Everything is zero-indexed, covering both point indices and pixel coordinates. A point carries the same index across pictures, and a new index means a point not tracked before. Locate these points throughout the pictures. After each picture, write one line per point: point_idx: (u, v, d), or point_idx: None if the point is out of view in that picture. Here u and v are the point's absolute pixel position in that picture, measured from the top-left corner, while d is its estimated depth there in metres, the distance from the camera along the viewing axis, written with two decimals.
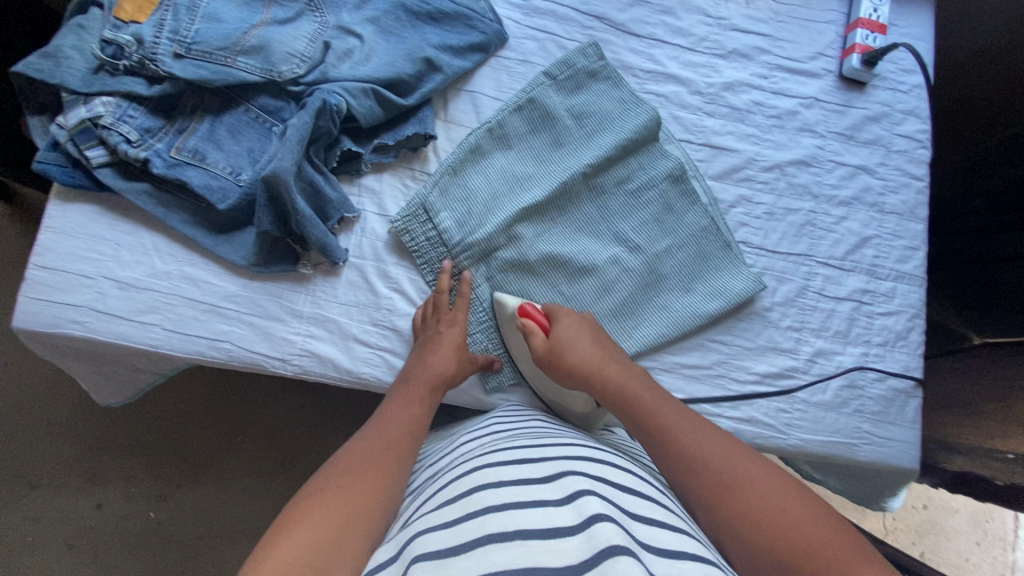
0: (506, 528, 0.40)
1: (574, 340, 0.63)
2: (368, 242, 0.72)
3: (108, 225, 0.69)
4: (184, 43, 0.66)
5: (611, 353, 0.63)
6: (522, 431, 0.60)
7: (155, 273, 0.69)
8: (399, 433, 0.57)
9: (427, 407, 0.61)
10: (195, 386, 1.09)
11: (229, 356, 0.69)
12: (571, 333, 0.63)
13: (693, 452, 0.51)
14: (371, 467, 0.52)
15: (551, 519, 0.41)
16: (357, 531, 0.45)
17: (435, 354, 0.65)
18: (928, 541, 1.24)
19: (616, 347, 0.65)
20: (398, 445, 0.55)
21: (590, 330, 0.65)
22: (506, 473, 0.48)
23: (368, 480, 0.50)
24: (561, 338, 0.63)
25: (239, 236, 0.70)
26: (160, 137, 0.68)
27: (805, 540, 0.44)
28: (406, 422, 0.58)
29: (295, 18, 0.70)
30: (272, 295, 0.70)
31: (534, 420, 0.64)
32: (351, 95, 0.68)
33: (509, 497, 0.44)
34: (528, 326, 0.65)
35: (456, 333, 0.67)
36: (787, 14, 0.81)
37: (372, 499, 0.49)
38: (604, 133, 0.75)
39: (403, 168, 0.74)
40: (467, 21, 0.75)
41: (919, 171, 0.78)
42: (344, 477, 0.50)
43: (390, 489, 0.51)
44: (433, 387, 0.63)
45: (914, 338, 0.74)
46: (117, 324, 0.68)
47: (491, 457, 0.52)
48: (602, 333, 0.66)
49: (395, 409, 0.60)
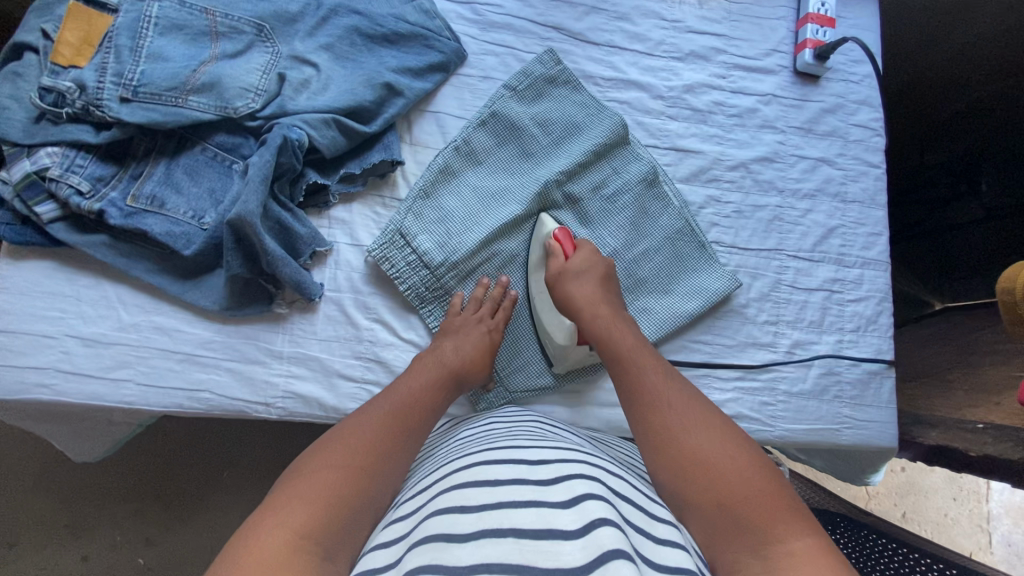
0: (500, 525, 0.41)
1: (583, 273, 0.67)
2: (343, 274, 0.71)
3: (66, 280, 0.67)
4: (130, 86, 0.63)
5: (609, 300, 0.66)
6: (521, 429, 0.61)
7: (122, 326, 0.67)
8: (415, 415, 0.57)
9: (444, 392, 0.62)
10: (173, 426, 1.06)
11: (209, 405, 0.67)
12: (585, 267, 0.67)
13: (658, 397, 0.56)
14: (384, 448, 0.52)
15: (547, 517, 0.42)
16: (360, 514, 0.46)
17: (470, 351, 0.65)
18: (908, 501, 1.30)
19: (619, 296, 0.69)
20: (403, 423, 0.56)
21: (601, 273, 0.68)
22: (505, 469, 0.50)
23: (379, 462, 0.51)
24: (571, 269, 0.67)
25: (207, 279, 0.68)
26: (113, 185, 0.65)
27: (730, 488, 0.47)
28: (426, 404, 0.59)
29: (246, 50, 0.68)
30: (247, 338, 0.68)
31: (535, 421, 0.65)
32: (312, 127, 0.66)
33: (505, 494, 0.45)
34: (552, 248, 0.70)
35: (493, 338, 0.68)
36: (739, 13, 0.82)
37: (375, 477, 0.49)
38: (570, 141, 0.76)
39: (373, 196, 0.73)
40: (425, 41, 0.74)
41: (876, 159, 0.80)
42: (359, 455, 0.50)
43: (397, 474, 0.52)
44: (452, 377, 0.63)
45: (884, 321, 0.77)
46: (87, 382, 0.65)
47: (492, 453, 0.54)
48: (610, 280, 0.68)
49: (410, 383, 0.61)
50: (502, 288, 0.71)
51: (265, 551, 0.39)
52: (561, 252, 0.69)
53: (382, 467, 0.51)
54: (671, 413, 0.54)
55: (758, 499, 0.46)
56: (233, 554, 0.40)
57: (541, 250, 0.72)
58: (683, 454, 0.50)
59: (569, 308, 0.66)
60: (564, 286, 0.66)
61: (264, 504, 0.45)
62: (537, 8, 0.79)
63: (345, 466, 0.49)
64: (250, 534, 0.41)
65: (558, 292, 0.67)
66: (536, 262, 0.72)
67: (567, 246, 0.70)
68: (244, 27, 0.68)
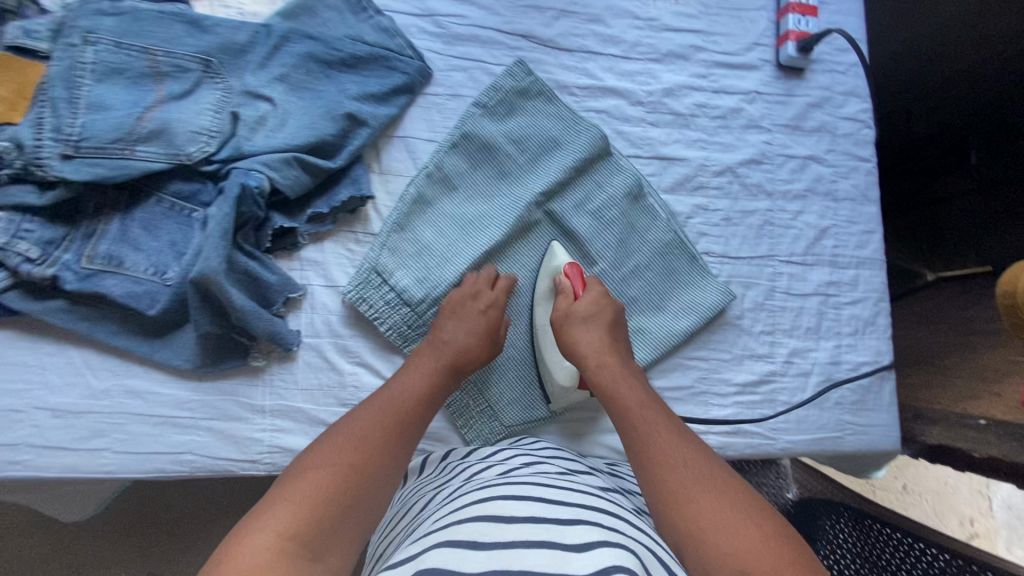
0: (510, 565, 0.39)
1: (591, 318, 0.63)
2: (320, 318, 0.67)
3: (28, 349, 0.63)
4: (70, 141, 0.58)
5: (616, 348, 0.63)
6: (537, 466, 0.59)
7: (93, 393, 0.63)
8: (411, 414, 0.56)
9: (437, 389, 0.59)
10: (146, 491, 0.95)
11: (193, 467, 0.64)
12: (593, 310, 0.64)
13: (668, 453, 0.52)
14: (377, 448, 0.51)
15: (559, 561, 0.40)
16: (352, 515, 0.46)
17: (465, 333, 0.62)
18: (907, 472, 1.31)
19: (626, 345, 0.65)
20: (399, 421, 0.54)
21: (609, 318, 0.65)
22: (519, 508, 0.47)
23: (370, 462, 0.50)
24: (577, 312, 0.64)
25: (178, 337, 0.64)
26: (66, 247, 0.61)
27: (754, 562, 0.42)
28: (419, 401, 0.57)
29: (194, 89, 0.63)
30: (225, 394, 0.65)
31: (551, 458, 0.62)
32: (273, 169, 0.62)
33: (519, 534, 0.43)
34: (562, 288, 0.67)
35: (490, 317, 0.64)
36: (717, 5, 0.78)
37: (370, 475, 0.49)
38: (549, 157, 0.73)
39: (345, 232, 0.69)
40: (386, 63, 0.69)
41: (866, 152, 0.77)
42: (347, 455, 0.49)
43: (389, 474, 0.51)
44: (449, 368, 0.61)
45: (881, 321, 0.75)
46: (60, 455, 0.62)
47: (504, 489, 0.51)
48: (618, 327, 0.65)
49: (407, 379, 0.59)
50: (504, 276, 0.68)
51: (251, 550, 0.39)
52: (570, 291, 0.67)
53: (378, 468, 0.50)
54: (682, 471, 0.50)
55: (783, 572, 0.41)
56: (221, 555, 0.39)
57: (552, 284, 0.69)
58: (697, 522, 0.46)
59: (571, 355, 0.63)
60: (570, 328, 0.63)
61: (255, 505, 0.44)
62: (503, 16, 0.74)
63: (339, 465, 0.48)
64: (241, 533, 0.41)
65: (565, 335, 0.64)
66: (545, 296, 0.70)
67: (577, 284, 0.67)
68: (190, 65, 0.63)
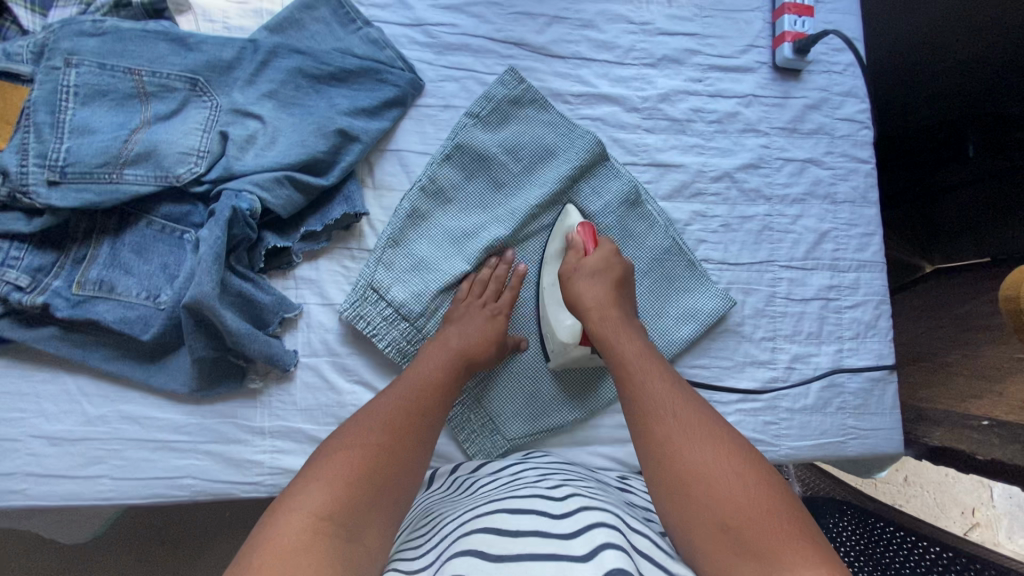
0: None
1: (597, 273, 0.63)
2: (317, 336, 0.67)
3: (23, 377, 0.62)
4: (56, 167, 0.57)
5: (618, 301, 0.62)
6: (543, 478, 0.58)
7: (89, 420, 0.63)
8: (435, 398, 0.57)
9: (457, 378, 0.60)
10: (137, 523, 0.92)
11: (194, 491, 0.64)
12: (598, 266, 0.64)
13: (659, 406, 0.51)
14: (404, 430, 0.52)
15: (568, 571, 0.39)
16: (385, 497, 0.47)
17: (477, 335, 0.62)
18: (908, 465, 1.25)
19: (630, 302, 0.64)
20: (423, 404, 0.55)
21: (614, 275, 0.64)
22: (526, 520, 0.47)
23: (397, 442, 0.51)
24: (582, 267, 0.64)
25: (172, 360, 0.64)
26: (56, 273, 0.60)
27: (734, 511, 0.43)
28: (441, 386, 0.58)
29: (180, 109, 0.62)
30: (224, 416, 0.65)
31: (555, 470, 0.61)
32: (263, 189, 0.61)
33: (527, 546, 0.43)
34: (572, 242, 0.66)
35: (498, 321, 0.64)
36: (711, 7, 0.77)
37: (398, 455, 0.50)
38: (544, 166, 0.71)
39: (339, 249, 0.68)
40: (376, 76, 0.68)
41: (865, 153, 0.77)
42: (376, 436, 0.50)
43: (418, 457, 0.52)
44: (463, 360, 0.61)
45: (883, 324, 0.74)
46: (59, 483, 0.62)
47: (508, 501, 0.51)
48: (621, 283, 0.64)
49: (427, 366, 0.59)
50: (519, 275, 0.68)
51: (287, 533, 0.40)
52: (582, 247, 0.66)
53: (407, 450, 0.51)
54: (672, 420, 0.50)
55: (767, 527, 0.41)
56: (258, 539, 0.41)
57: (563, 243, 0.69)
58: (684, 475, 0.46)
59: (575, 308, 0.62)
60: (573, 282, 0.63)
61: (285, 491, 0.45)
62: (495, 24, 0.73)
63: (367, 446, 0.49)
64: (276, 517, 0.42)
65: (568, 290, 0.63)
66: (555, 254, 0.69)
67: (588, 242, 0.66)
68: (175, 84, 0.62)
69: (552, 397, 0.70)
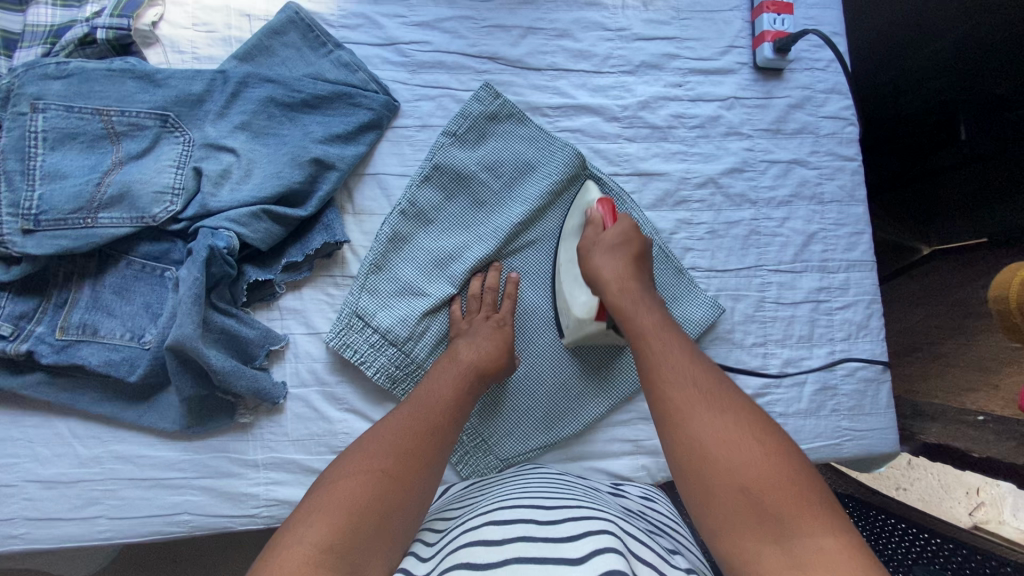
0: None
1: (618, 247, 0.61)
2: (305, 366, 0.66)
3: (14, 423, 0.63)
4: (30, 215, 0.56)
5: (636, 272, 0.60)
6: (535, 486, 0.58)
7: (81, 461, 0.63)
8: (444, 416, 0.55)
9: (468, 390, 0.59)
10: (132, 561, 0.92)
11: (190, 527, 0.64)
12: (620, 240, 0.61)
13: (674, 372, 0.49)
14: (412, 450, 0.51)
15: None
16: (390, 521, 0.46)
17: (488, 345, 0.62)
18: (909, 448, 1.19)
19: (651, 279, 0.61)
20: (435, 424, 0.54)
21: (633, 246, 0.61)
22: (516, 526, 0.47)
23: (405, 467, 0.49)
24: (603, 242, 0.62)
25: (162, 399, 0.64)
26: (38, 319, 0.60)
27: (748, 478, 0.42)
28: (450, 403, 0.56)
29: (153, 146, 0.61)
30: (217, 451, 0.65)
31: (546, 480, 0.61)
32: (241, 225, 0.61)
33: (518, 551, 0.43)
34: (595, 218, 0.64)
35: (505, 331, 0.64)
36: (688, 9, 0.75)
37: (405, 479, 0.48)
38: (524, 181, 0.71)
39: (322, 277, 0.68)
40: (350, 100, 0.67)
41: (851, 150, 0.75)
42: (382, 459, 0.49)
43: (426, 479, 0.50)
44: (475, 374, 0.60)
45: (875, 324, 0.74)
46: (57, 525, 0.62)
47: (500, 510, 0.51)
48: (642, 257, 0.61)
49: (440, 385, 0.58)
50: (512, 283, 0.67)
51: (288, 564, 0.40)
52: (600, 222, 0.64)
53: (411, 470, 0.49)
54: (683, 386, 0.48)
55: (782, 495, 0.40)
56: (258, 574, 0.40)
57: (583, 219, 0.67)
58: (703, 440, 0.44)
59: (593, 281, 0.60)
60: (592, 254, 0.62)
61: (285, 522, 0.45)
62: (468, 38, 0.72)
63: (372, 470, 0.48)
64: (275, 551, 0.41)
65: (587, 263, 0.62)
66: (574, 229, 0.68)
67: (608, 215, 0.64)
68: (146, 122, 0.61)
69: (545, 414, 0.70)
